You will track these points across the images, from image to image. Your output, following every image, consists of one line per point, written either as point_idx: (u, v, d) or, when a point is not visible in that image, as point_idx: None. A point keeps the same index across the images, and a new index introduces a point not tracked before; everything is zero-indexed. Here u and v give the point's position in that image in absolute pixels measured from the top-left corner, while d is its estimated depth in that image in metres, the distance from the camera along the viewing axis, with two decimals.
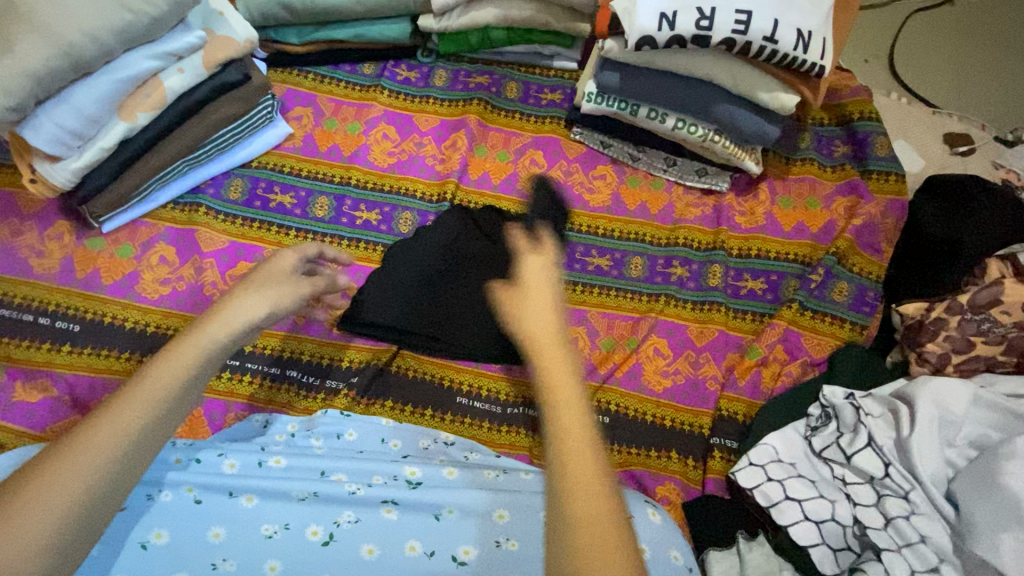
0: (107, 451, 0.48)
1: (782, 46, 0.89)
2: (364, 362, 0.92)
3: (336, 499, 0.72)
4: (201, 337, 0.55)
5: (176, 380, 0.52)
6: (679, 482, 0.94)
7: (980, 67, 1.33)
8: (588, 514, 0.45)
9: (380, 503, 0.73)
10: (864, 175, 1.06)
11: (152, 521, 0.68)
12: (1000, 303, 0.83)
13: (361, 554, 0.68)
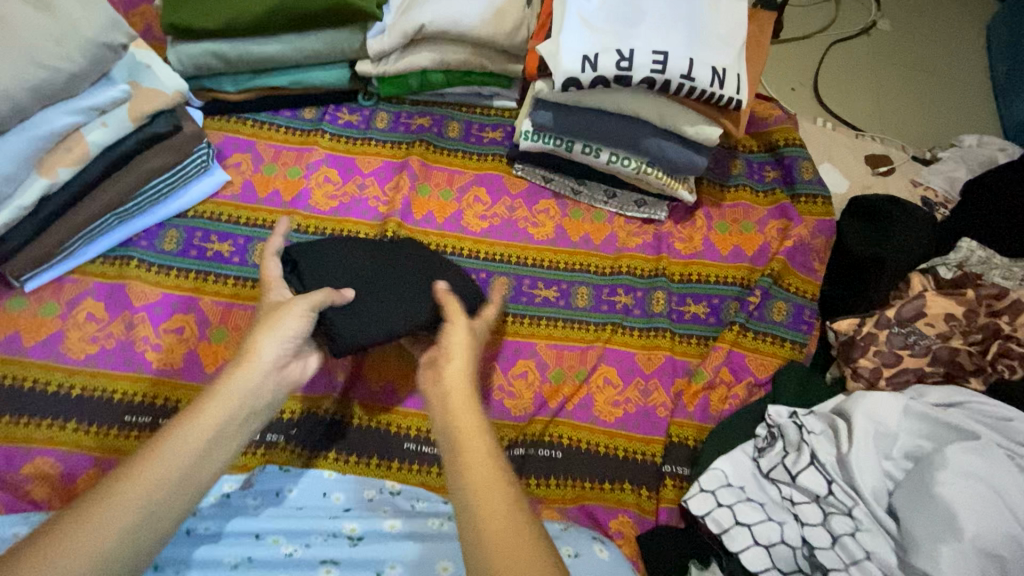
0: (216, 421, 0.63)
1: (698, 82, 0.90)
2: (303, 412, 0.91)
3: (271, 563, 0.73)
4: (259, 353, 0.69)
5: (242, 396, 0.65)
6: (634, 514, 0.91)
7: (879, 104, 1.61)
8: (502, 537, 0.55)
9: (319, 564, 0.73)
10: (793, 199, 1.17)
11: None
12: (923, 316, 0.93)
13: None
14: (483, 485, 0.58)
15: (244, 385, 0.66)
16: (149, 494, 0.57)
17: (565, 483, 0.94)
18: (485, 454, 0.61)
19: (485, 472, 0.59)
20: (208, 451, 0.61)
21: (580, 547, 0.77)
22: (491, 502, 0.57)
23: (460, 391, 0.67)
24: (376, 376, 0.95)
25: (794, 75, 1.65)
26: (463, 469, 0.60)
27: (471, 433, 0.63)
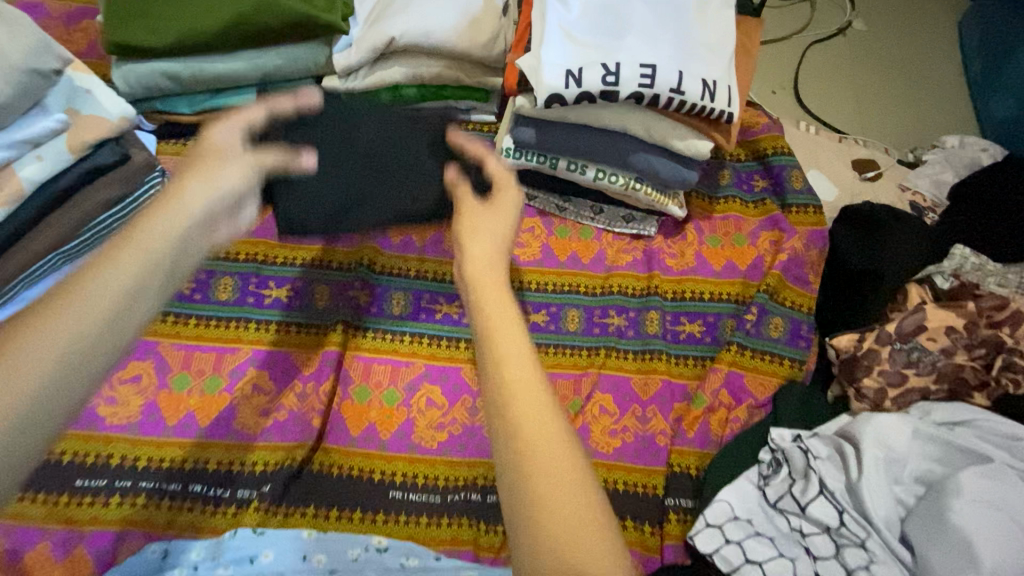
0: (138, 263, 0.47)
1: (689, 96, 0.85)
2: (276, 464, 0.85)
3: None
4: (186, 195, 0.53)
5: (174, 235, 0.50)
6: (637, 553, 0.86)
7: (860, 105, 1.60)
8: (553, 482, 0.44)
9: None
10: (784, 209, 1.13)
11: None
12: (924, 329, 0.91)
13: None
14: (529, 411, 0.46)
15: (186, 202, 0.53)
16: (60, 347, 0.42)
17: None
18: (527, 372, 0.48)
19: (533, 398, 0.47)
20: (132, 298, 0.46)
21: None
22: (545, 435, 0.46)
23: (491, 299, 0.54)
24: (356, 420, 0.91)
25: (775, 78, 1.63)
26: (505, 390, 0.47)
27: (511, 347, 0.50)
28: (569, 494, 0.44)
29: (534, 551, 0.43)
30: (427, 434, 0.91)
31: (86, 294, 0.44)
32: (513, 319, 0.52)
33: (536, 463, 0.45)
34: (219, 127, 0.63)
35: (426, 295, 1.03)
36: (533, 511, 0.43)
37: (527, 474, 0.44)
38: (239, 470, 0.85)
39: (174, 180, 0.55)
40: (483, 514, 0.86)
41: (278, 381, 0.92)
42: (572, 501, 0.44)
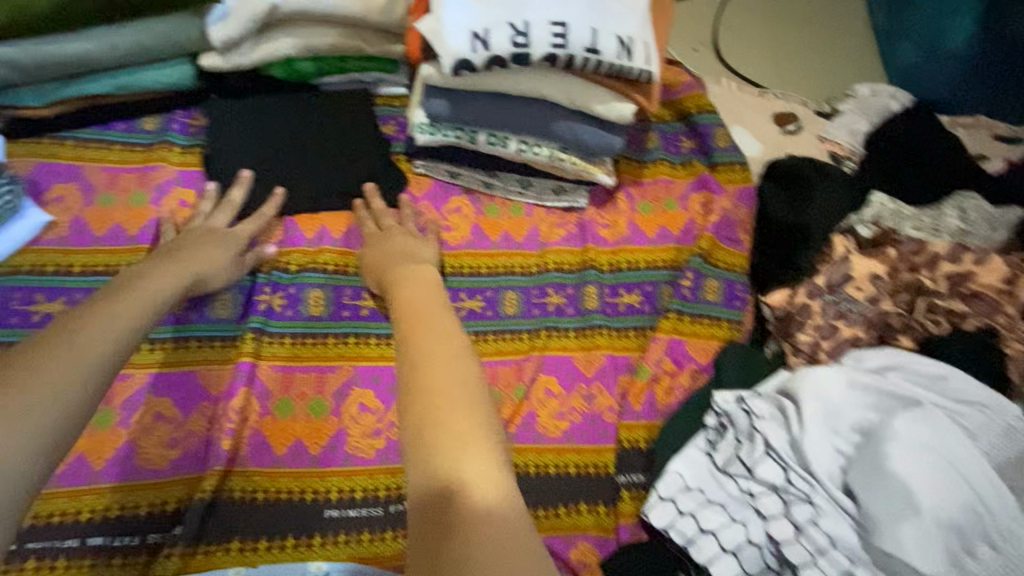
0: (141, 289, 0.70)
1: (605, 56, 0.79)
2: (185, 501, 0.77)
3: None
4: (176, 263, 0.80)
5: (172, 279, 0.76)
6: (593, 538, 0.84)
7: (779, 58, 1.61)
8: (456, 425, 0.51)
9: None
10: (712, 168, 1.12)
11: None
12: (851, 280, 0.93)
13: None
14: (445, 396, 0.53)
15: (152, 295, 0.70)
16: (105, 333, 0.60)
17: None
18: (449, 373, 0.56)
19: (454, 393, 0.54)
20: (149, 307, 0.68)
21: None
22: (456, 429, 0.51)
23: (437, 322, 0.63)
24: (280, 438, 0.82)
25: (695, 36, 1.61)
26: (426, 392, 0.53)
27: (437, 354, 0.57)
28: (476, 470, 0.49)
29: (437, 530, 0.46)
30: (361, 443, 0.84)
31: (70, 354, 0.55)
32: (444, 335, 0.61)
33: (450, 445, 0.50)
34: (192, 251, 0.83)
35: (347, 291, 0.94)
36: (437, 489, 0.47)
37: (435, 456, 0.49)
38: (182, 507, 0.76)
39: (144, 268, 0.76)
40: None
41: (183, 405, 0.82)
42: (478, 477, 0.48)
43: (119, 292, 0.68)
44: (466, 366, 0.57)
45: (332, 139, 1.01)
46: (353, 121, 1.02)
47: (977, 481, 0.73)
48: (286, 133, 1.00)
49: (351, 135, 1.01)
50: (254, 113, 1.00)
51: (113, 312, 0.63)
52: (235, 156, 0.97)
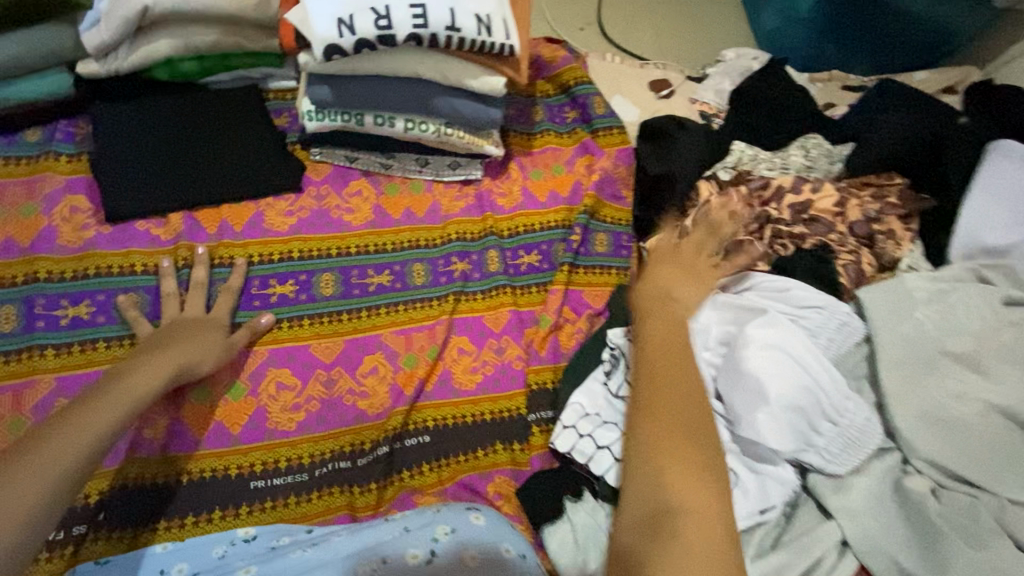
0: (133, 390, 0.74)
1: (465, 32, 0.87)
2: (103, 492, 0.79)
3: None
4: (168, 351, 0.81)
5: (163, 372, 0.78)
6: (509, 471, 0.92)
7: (659, 30, 1.74)
8: (688, 493, 0.62)
9: None
10: (593, 134, 1.22)
11: None
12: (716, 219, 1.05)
13: None
14: (686, 473, 0.64)
15: (134, 390, 0.74)
16: (69, 443, 0.65)
17: (438, 464, 0.91)
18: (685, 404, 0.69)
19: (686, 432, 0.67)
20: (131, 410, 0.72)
21: (454, 521, 0.76)
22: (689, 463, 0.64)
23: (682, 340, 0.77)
24: (200, 422, 0.85)
25: (581, 15, 1.72)
26: (666, 408, 0.69)
27: (687, 387, 0.71)
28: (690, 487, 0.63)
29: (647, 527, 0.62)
30: (281, 417, 0.89)
31: (49, 458, 0.63)
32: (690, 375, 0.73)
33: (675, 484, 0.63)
34: (186, 339, 0.84)
35: (255, 281, 0.97)
36: (659, 505, 0.62)
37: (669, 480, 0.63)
38: (103, 497, 0.78)
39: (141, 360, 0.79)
40: (351, 478, 0.87)
41: None
42: (691, 492, 0.62)
43: (104, 390, 0.72)
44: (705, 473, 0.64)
45: (221, 133, 1.03)
46: (243, 118, 1.05)
47: (817, 369, 0.86)
48: (170, 132, 1.01)
49: (240, 132, 1.04)
50: (137, 114, 1.01)
51: (88, 417, 0.69)
52: (118, 159, 0.98)
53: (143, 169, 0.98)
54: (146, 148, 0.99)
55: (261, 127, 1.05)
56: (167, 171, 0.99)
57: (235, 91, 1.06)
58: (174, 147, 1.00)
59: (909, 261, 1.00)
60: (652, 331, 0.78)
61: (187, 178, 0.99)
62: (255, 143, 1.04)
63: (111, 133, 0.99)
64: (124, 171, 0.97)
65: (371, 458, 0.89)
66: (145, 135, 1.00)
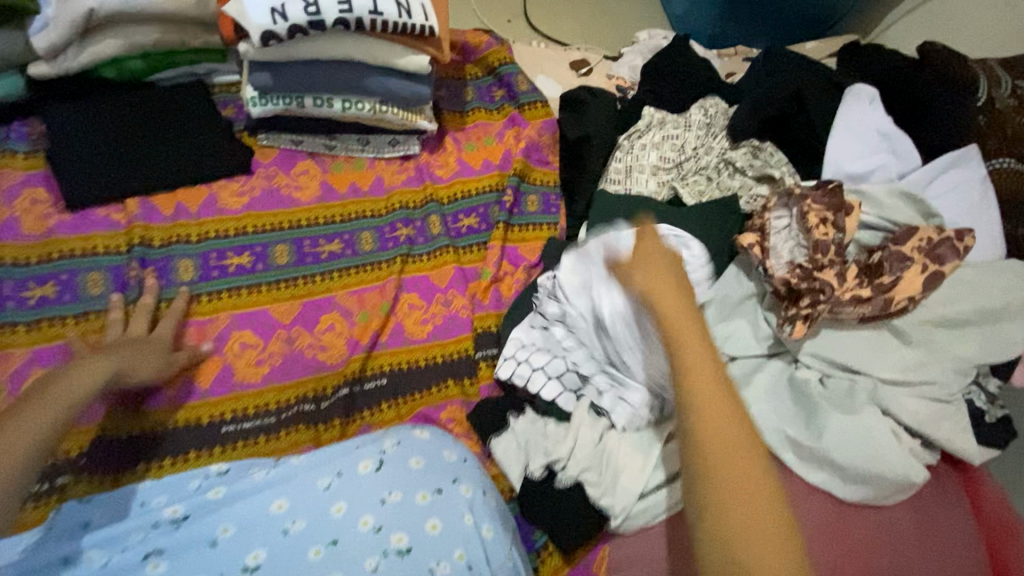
0: (72, 391, 0.76)
1: (387, 16, 1.01)
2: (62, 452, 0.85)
3: (186, 546, 0.72)
4: (106, 357, 0.84)
5: (99, 376, 0.81)
6: (461, 400, 1.03)
7: (580, 18, 1.89)
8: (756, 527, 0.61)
9: (210, 539, 0.73)
10: (519, 108, 1.35)
11: None
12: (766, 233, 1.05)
13: (217, 535, 0.74)
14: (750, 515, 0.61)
15: (75, 388, 0.77)
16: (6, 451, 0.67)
17: (396, 403, 1.01)
18: (766, 490, 0.63)
19: (776, 524, 0.62)
20: (67, 414, 0.74)
21: (402, 436, 0.85)
22: (773, 521, 0.61)
23: (728, 408, 0.67)
24: (170, 381, 0.94)
25: (507, 9, 1.86)
26: (723, 459, 0.64)
27: (756, 476, 0.64)
28: (778, 549, 0.60)
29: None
30: (247, 371, 0.97)
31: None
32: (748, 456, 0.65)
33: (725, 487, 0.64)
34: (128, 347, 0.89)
35: (212, 254, 1.05)
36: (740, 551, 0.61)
37: (758, 547, 0.60)
38: (78, 453, 0.86)
39: (80, 363, 0.81)
40: (315, 418, 0.97)
41: None
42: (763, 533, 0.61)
43: (47, 389, 0.75)
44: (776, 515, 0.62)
45: (170, 125, 1.11)
46: (189, 110, 1.13)
47: (700, 296, 1.10)
48: (119, 127, 1.08)
49: (188, 123, 1.12)
50: (85, 111, 1.08)
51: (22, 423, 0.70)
52: (70, 152, 1.04)
53: (94, 160, 1.05)
54: (96, 141, 1.06)
55: (207, 118, 1.14)
56: (119, 161, 1.06)
57: (180, 87, 1.14)
58: (123, 141, 1.08)
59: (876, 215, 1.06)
60: (710, 423, 0.66)
61: (139, 166, 1.07)
62: (202, 133, 1.12)
63: (61, 130, 1.06)
64: (76, 163, 1.04)
65: (333, 400, 0.98)
66: (94, 130, 1.07)
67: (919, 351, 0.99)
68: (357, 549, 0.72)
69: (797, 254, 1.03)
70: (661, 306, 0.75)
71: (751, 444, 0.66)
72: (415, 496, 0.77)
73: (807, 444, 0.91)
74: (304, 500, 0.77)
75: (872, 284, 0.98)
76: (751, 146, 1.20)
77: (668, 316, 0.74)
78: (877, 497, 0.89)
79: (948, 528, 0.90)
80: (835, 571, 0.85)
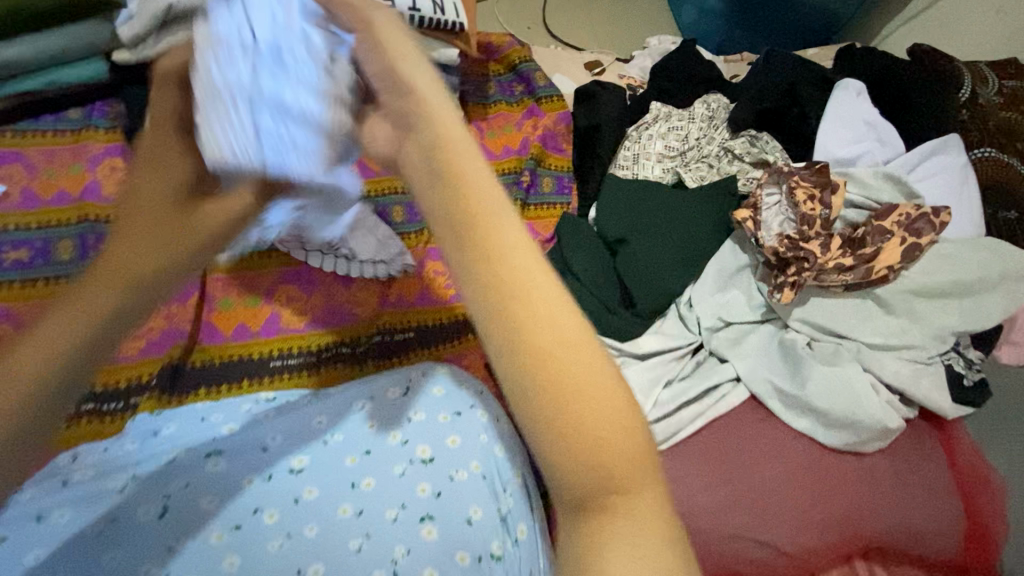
0: (130, 264, 0.49)
1: (424, 12, 1.19)
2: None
3: (242, 450, 0.84)
4: (178, 217, 0.52)
5: (159, 248, 0.50)
6: (479, 351, 1.15)
7: (595, 26, 2.04)
8: (597, 422, 0.41)
9: (260, 445, 0.85)
10: (537, 101, 1.48)
11: (111, 481, 0.81)
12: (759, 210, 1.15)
13: (266, 442, 0.86)
14: (594, 407, 0.41)
15: (113, 271, 0.48)
16: (50, 340, 0.46)
17: (421, 351, 1.12)
18: (580, 332, 0.42)
19: (589, 377, 0.42)
20: (128, 293, 0.49)
21: (427, 368, 0.97)
22: (615, 411, 0.41)
23: (507, 240, 0.43)
24: (225, 323, 1.08)
25: (527, 17, 2.01)
26: (542, 347, 0.41)
27: (568, 318, 0.42)
28: (601, 404, 0.41)
29: (579, 517, 0.42)
30: (291, 318, 1.10)
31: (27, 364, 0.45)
32: (558, 294, 0.43)
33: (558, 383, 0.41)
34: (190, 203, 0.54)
35: None
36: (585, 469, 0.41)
37: (572, 438, 0.41)
38: (143, 380, 1.00)
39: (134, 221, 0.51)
40: (349, 359, 1.09)
41: None
42: (603, 430, 0.41)
43: (102, 256, 0.49)
44: (624, 401, 0.42)
45: None
46: None
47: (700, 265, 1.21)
48: None
49: None
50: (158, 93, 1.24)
51: (68, 309, 0.47)
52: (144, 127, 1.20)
53: None
54: None
55: None
56: None
57: None
58: None
59: (863, 194, 1.17)
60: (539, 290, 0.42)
61: None
62: None
63: (138, 109, 1.21)
64: None
65: (367, 344, 1.11)
66: None
67: (901, 319, 1.08)
68: (388, 457, 0.84)
69: (786, 226, 1.13)
70: (430, 127, 0.47)
71: (554, 283, 0.43)
72: (437, 416, 0.89)
73: (792, 392, 1.01)
74: (342, 418, 0.89)
75: (854, 253, 1.08)
76: (749, 135, 1.32)
77: (445, 129, 0.46)
78: (857, 442, 0.97)
79: (923, 474, 0.98)
80: (815, 507, 0.94)
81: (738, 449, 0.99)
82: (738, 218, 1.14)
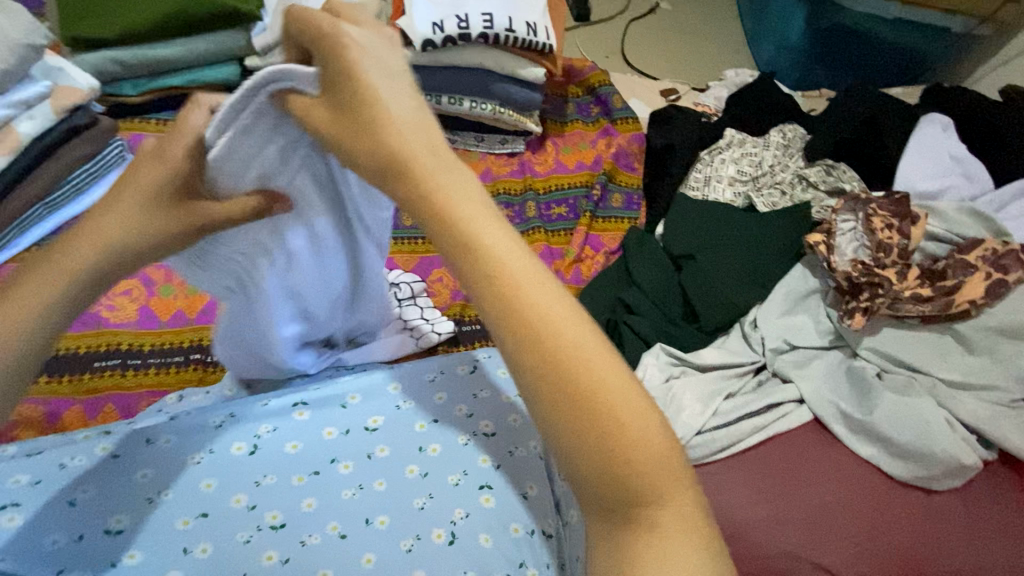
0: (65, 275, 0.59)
1: (519, 33, 1.32)
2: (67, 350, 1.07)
3: (325, 404, 0.92)
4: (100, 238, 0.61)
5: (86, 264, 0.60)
6: None
7: (672, 58, 2.10)
8: (626, 426, 0.44)
9: (338, 403, 0.92)
10: (612, 122, 1.56)
11: (208, 414, 0.89)
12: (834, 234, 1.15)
13: (346, 400, 0.93)
14: (621, 412, 0.44)
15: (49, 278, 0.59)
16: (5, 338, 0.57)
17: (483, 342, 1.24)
18: (596, 346, 0.45)
19: (612, 383, 0.44)
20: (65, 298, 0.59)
21: (491, 352, 1.04)
22: (638, 415, 0.44)
23: (514, 271, 0.46)
24: None
25: (606, 47, 2.11)
26: (558, 363, 0.44)
27: (591, 345, 0.45)
28: (628, 420, 0.44)
29: (614, 527, 0.45)
30: None
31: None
32: (573, 323, 0.45)
33: (580, 393, 0.44)
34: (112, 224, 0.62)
35: None
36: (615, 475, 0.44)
37: (602, 444, 0.43)
38: None
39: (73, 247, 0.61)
40: None
41: None
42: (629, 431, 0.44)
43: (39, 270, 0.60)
44: (645, 404, 0.45)
45: None
46: None
47: (768, 284, 1.21)
48: None
49: None
50: None
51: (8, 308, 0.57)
52: None
53: None
54: None
55: None
56: None
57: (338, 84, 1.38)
58: None
59: (944, 228, 1.14)
60: (545, 309, 0.45)
61: None
62: None
63: None
64: None
65: None
66: None
67: (982, 358, 1.03)
68: (452, 428, 0.89)
69: (860, 253, 1.13)
70: (424, 161, 0.50)
71: (564, 299, 0.47)
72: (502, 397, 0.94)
73: (859, 416, 0.99)
74: (414, 389, 0.95)
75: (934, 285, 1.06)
76: (825, 165, 1.33)
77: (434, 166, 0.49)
78: (927, 477, 0.94)
79: (998, 520, 0.92)
80: (875, 538, 0.90)
81: (795, 469, 0.98)
82: (811, 241, 1.14)
